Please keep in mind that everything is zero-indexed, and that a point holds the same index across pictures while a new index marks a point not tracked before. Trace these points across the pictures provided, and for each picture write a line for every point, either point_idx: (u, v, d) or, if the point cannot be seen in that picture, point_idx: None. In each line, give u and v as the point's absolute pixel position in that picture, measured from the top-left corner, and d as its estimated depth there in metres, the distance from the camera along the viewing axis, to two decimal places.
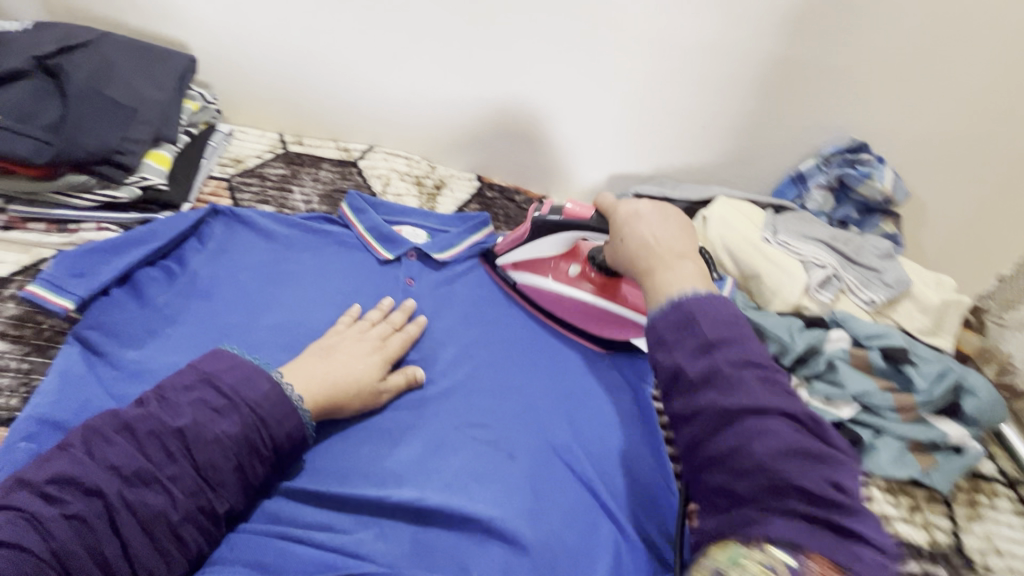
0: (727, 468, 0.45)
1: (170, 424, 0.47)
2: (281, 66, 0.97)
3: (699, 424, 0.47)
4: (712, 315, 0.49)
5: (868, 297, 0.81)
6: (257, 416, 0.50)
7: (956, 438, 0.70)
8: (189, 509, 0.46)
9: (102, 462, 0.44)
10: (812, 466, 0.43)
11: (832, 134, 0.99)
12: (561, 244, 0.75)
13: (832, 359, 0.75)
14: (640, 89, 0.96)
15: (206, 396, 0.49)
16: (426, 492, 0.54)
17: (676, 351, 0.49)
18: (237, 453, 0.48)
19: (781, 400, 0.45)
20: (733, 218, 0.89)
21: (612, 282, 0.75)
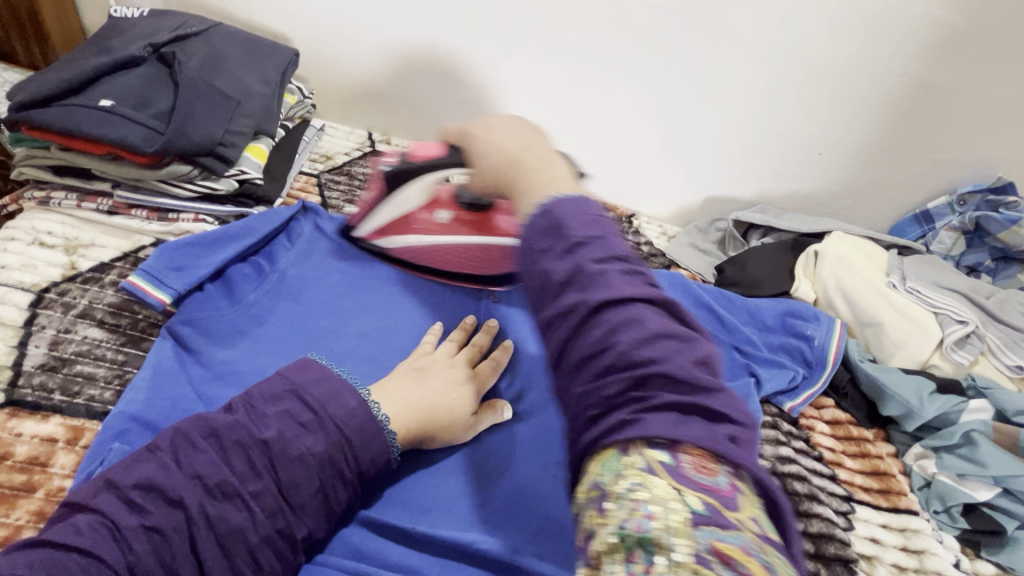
0: (594, 368, 0.35)
1: (257, 434, 0.43)
2: (377, 64, 0.96)
3: (564, 325, 0.36)
4: (575, 213, 0.39)
5: (1015, 363, 0.70)
6: (343, 435, 0.46)
7: None
8: (269, 531, 0.42)
9: (187, 469, 0.41)
10: (673, 348, 0.35)
11: (971, 170, 0.88)
12: (415, 194, 0.61)
13: (970, 433, 0.65)
14: (753, 107, 0.88)
15: (293, 408, 0.46)
16: (516, 541, 0.50)
17: (541, 258, 0.38)
18: (321, 474, 0.44)
19: (638, 285, 0.37)
20: (853, 258, 0.81)
21: (483, 218, 0.61)
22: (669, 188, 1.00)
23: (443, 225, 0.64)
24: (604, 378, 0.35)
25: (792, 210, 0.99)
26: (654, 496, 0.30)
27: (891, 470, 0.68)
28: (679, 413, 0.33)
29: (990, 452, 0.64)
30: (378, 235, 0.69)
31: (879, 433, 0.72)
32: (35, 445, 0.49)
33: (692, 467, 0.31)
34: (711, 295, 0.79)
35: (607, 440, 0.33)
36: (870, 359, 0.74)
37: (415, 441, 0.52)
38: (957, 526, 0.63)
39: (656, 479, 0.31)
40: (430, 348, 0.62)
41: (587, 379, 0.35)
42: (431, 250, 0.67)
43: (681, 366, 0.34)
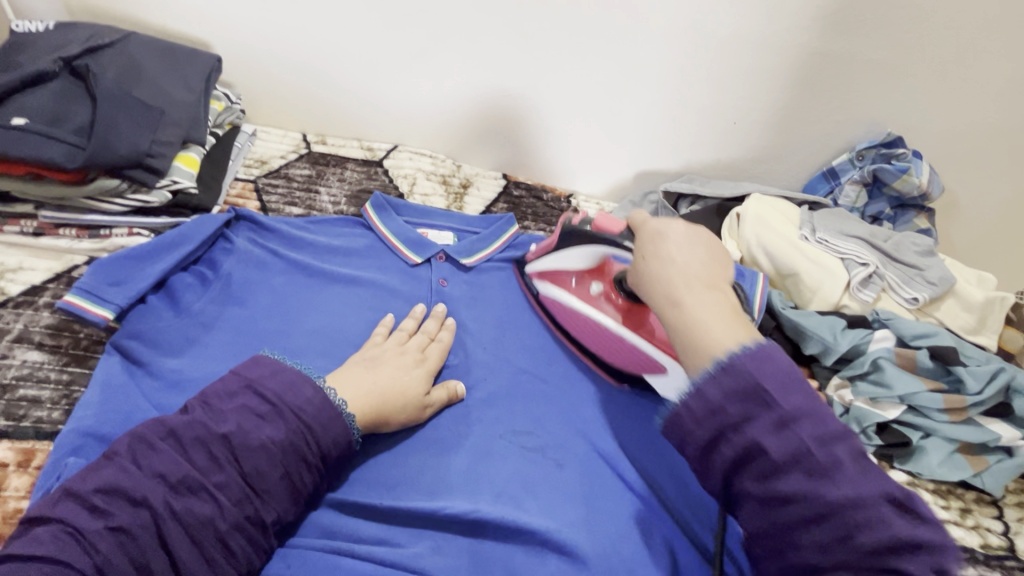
0: (817, 551, 0.40)
1: (217, 430, 0.46)
2: (304, 65, 0.96)
3: (787, 510, 0.41)
4: (774, 374, 0.43)
5: (911, 296, 0.79)
6: (302, 422, 0.48)
7: (1008, 440, 0.68)
8: (238, 518, 0.44)
9: (150, 470, 0.43)
10: (913, 549, 0.38)
11: (866, 128, 0.97)
12: (589, 257, 0.68)
13: (876, 359, 0.73)
14: (670, 83, 0.94)
15: (250, 402, 0.48)
16: (479, 503, 0.53)
17: (747, 425, 0.42)
18: (284, 461, 0.46)
19: (874, 478, 0.41)
20: (770, 216, 0.88)
21: (639, 310, 0.66)
22: (603, 168, 1.06)
23: (591, 293, 0.69)
24: (828, 556, 0.40)
25: (715, 178, 1.06)
26: None
27: None
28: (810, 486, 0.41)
29: (894, 375, 0.72)
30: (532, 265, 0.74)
31: (803, 371, 0.80)
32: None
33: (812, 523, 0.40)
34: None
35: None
36: (790, 306, 0.82)
37: (376, 423, 0.55)
38: (872, 443, 0.71)
39: None
40: (381, 338, 0.64)
41: (811, 552, 0.41)
42: (565, 306, 0.70)
43: (923, 561, 0.38)
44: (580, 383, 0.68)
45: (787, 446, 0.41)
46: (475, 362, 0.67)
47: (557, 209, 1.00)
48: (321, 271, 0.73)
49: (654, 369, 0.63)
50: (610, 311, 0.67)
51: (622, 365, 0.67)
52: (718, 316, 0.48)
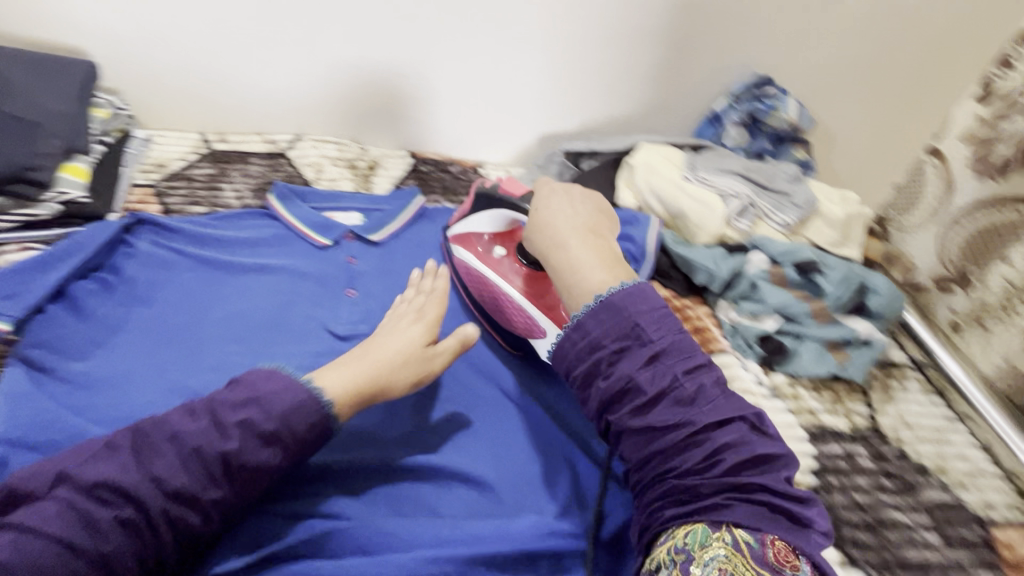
0: (694, 472, 0.48)
1: (236, 419, 0.49)
2: (191, 65, 0.95)
3: (663, 446, 0.49)
4: (647, 313, 0.52)
5: (782, 220, 0.88)
6: (237, 441, 0.48)
7: (865, 333, 0.79)
8: (158, 516, 0.45)
9: (123, 467, 0.46)
10: (764, 469, 0.48)
11: (739, 72, 1.05)
12: (498, 220, 0.73)
13: (754, 280, 0.82)
14: (554, 46, 0.99)
15: (202, 418, 0.49)
16: (392, 451, 0.59)
17: (625, 362, 0.51)
18: (262, 460, 0.49)
19: (731, 406, 0.50)
20: (656, 163, 0.95)
21: (541, 278, 0.70)
22: (507, 136, 1.10)
23: (497, 259, 0.73)
24: (699, 481, 0.48)
25: (612, 133, 1.12)
26: (736, 567, 0.43)
27: (707, 324, 0.82)
28: (769, 510, 0.46)
29: (768, 290, 0.81)
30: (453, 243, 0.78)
31: (698, 300, 0.87)
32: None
33: (776, 557, 0.43)
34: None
35: (698, 517, 0.46)
36: (681, 242, 0.89)
37: (374, 396, 0.57)
38: (757, 354, 0.79)
39: (743, 556, 0.43)
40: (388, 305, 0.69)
41: (690, 480, 0.48)
42: (485, 281, 0.73)
43: (774, 481, 0.47)
44: (486, 337, 0.74)
45: (656, 376, 0.50)
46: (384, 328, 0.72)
47: (464, 180, 1.04)
48: (228, 263, 0.75)
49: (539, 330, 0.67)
50: (524, 284, 0.70)
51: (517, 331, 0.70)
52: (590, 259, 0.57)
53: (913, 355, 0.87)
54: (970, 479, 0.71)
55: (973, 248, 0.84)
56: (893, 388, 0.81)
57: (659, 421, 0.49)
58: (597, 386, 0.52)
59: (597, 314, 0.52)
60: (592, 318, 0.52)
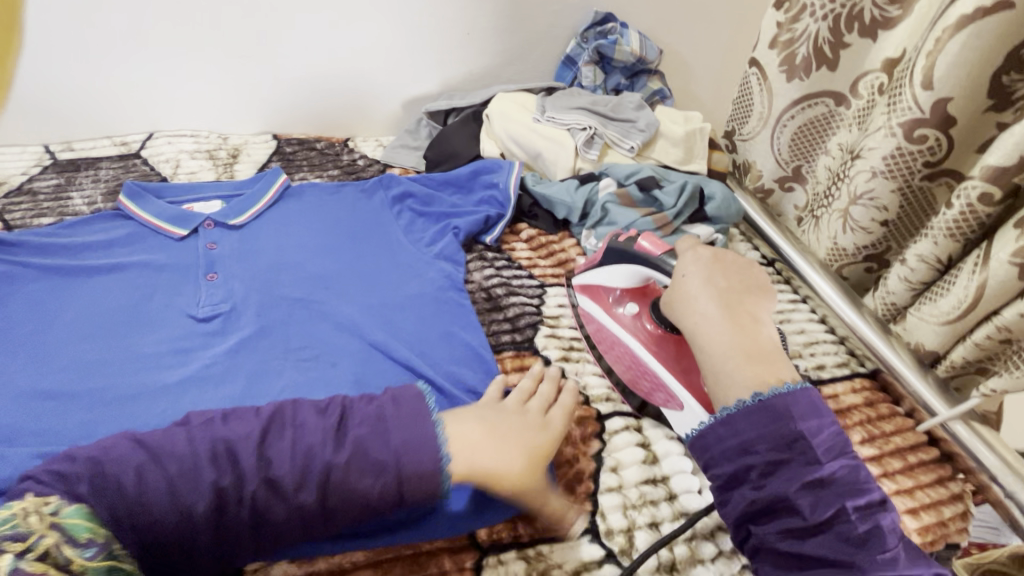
0: (798, 537, 0.44)
1: (355, 435, 0.49)
2: (11, 74, 0.91)
3: (781, 521, 0.44)
4: (797, 405, 0.48)
5: (629, 145, 0.93)
6: (337, 439, 0.49)
7: (708, 236, 0.84)
8: (211, 490, 0.45)
9: (259, 452, 0.47)
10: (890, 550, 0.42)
11: (581, 12, 1.08)
12: (633, 278, 0.71)
13: (605, 204, 0.86)
14: (394, 8, 0.99)
15: (306, 412, 0.51)
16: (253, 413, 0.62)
17: (761, 438, 0.47)
18: (378, 497, 0.48)
19: (858, 480, 0.45)
20: (510, 109, 0.98)
21: (671, 339, 0.67)
22: (372, 106, 1.11)
23: (627, 317, 0.71)
24: (805, 543, 0.43)
25: (475, 89, 1.14)
26: None
27: (572, 255, 0.88)
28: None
29: (617, 211, 0.85)
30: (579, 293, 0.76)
31: (564, 233, 0.92)
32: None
33: None
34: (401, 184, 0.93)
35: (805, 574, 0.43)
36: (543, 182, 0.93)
37: (485, 480, 0.52)
38: None
39: None
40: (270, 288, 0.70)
41: (786, 542, 0.44)
42: (610, 335, 0.71)
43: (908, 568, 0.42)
44: (353, 298, 0.77)
45: (795, 468, 0.45)
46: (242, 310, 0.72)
47: (332, 154, 1.05)
48: (76, 267, 0.74)
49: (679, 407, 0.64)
50: (658, 348, 0.67)
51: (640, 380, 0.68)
52: (735, 340, 0.55)
53: (764, 253, 0.98)
54: (806, 349, 0.81)
55: (797, 145, 0.92)
56: None
57: (823, 555, 0.42)
58: (741, 490, 0.46)
59: (749, 417, 0.48)
60: (744, 419, 0.48)
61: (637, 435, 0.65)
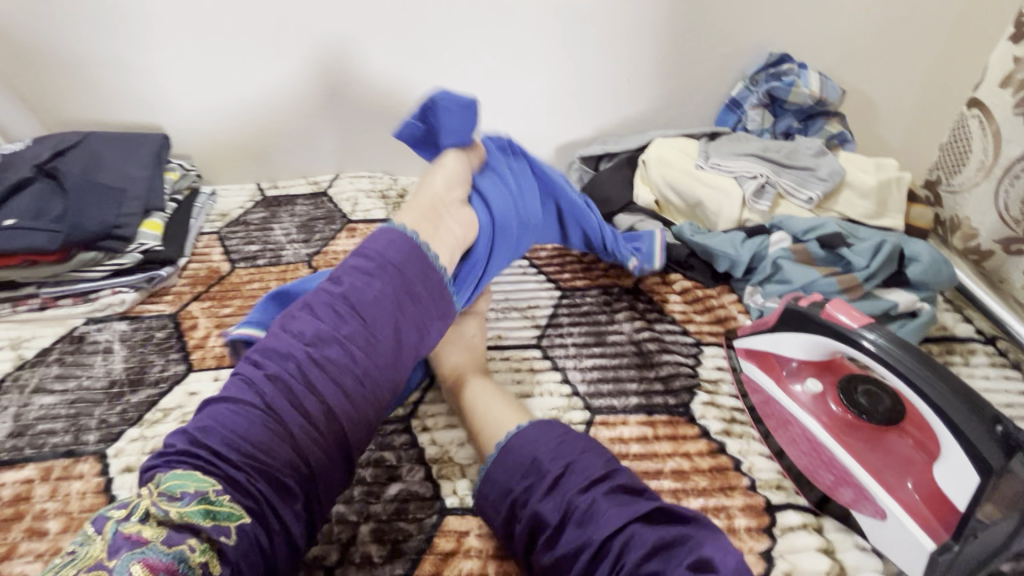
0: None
1: (343, 330, 0.52)
2: (241, 127, 1.09)
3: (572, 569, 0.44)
4: (535, 447, 0.51)
5: (806, 196, 0.84)
6: (308, 371, 0.49)
7: (907, 305, 0.72)
8: (282, 460, 0.47)
9: (270, 369, 0.49)
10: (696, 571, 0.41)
11: (751, 54, 1.02)
12: (812, 350, 0.61)
13: (777, 260, 0.78)
14: (561, 58, 1.01)
15: (274, 355, 0.50)
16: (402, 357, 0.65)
17: (531, 496, 0.49)
18: (389, 358, 0.53)
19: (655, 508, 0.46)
20: (669, 155, 0.95)
21: (868, 426, 0.57)
22: (526, 150, 1.15)
23: (805, 395, 0.62)
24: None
25: (628, 134, 1.13)
26: None
27: (733, 313, 0.80)
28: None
29: (791, 270, 0.77)
30: (744, 358, 0.68)
31: (724, 288, 0.84)
32: (88, 498, 0.60)
33: None
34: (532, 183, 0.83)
35: None
36: (701, 231, 0.88)
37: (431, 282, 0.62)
38: None
39: None
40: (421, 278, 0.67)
41: None
42: (781, 413, 0.62)
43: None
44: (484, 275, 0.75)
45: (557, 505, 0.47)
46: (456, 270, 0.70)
47: None
48: None
49: (877, 510, 0.54)
50: (845, 434, 0.57)
51: (822, 468, 0.58)
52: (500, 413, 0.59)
53: (980, 327, 0.79)
54: None
55: None
56: (954, 363, 0.74)
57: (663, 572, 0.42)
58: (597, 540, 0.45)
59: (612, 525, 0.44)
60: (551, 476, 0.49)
61: (816, 538, 0.57)
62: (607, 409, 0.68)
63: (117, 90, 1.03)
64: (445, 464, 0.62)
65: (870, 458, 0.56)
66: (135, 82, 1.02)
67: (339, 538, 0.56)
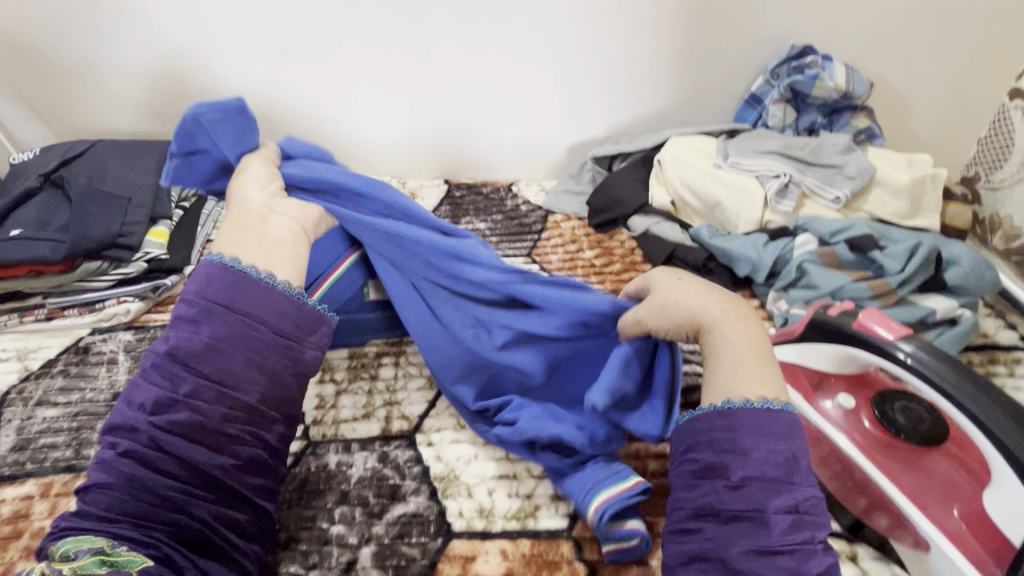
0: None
1: (205, 368, 0.49)
2: None
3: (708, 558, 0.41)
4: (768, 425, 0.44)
5: (833, 195, 0.79)
6: (155, 442, 0.47)
7: (946, 311, 0.67)
8: (166, 496, 0.46)
9: (145, 411, 0.48)
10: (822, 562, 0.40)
11: (772, 46, 0.98)
12: (843, 363, 0.57)
13: (802, 264, 0.73)
14: (572, 56, 0.98)
15: (146, 406, 0.48)
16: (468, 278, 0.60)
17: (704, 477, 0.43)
18: (249, 391, 0.50)
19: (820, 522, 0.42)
20: (685, 154, 0.90)
21: (905, 447, 0.53)
22: (538, 151, 1.12)
23: (835, 411, 0.57)
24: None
25: (643, 132, 1.09)
26: None
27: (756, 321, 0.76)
28: None
29: (819, 274, 0.72)
30: None
31: (745, 293, 0.80)
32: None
33: None
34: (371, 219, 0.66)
35: None
36: (720, 234, 0.84)
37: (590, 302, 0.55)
38: None
39: None
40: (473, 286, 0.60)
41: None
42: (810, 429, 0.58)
43: None
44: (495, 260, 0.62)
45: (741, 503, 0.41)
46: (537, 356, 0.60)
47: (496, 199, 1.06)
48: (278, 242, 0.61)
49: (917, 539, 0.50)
50: (880, 455, 0.53)
51: (856, 490, 0.54)
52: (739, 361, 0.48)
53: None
54: None
55: None
56: (998, 375, 0.69)
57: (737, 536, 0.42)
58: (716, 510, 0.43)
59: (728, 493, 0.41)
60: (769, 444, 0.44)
61: (849, 567, 0.52)
62: None
63: (126, 98, 1.02)
64: (451, 483, 0.59)
65: (904, 480, 0.52)
66: (142, 90, 1.01)
67: (339, 562, 0.53)
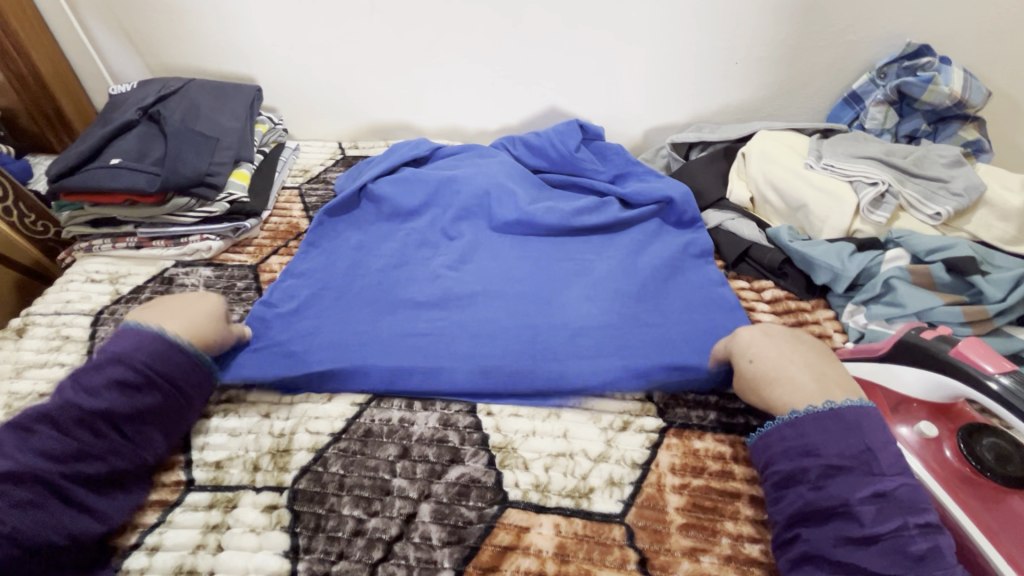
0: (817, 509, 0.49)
1: (102, 381, 0.56)
2: (330, 86, 1.09)
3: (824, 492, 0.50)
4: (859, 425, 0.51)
5: (934, 211, 0.75)
6: (110, 421, 0.54)
7: None
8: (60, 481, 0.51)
9: (42, 442, 0.52)
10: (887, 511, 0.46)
11: (886, 42, 0.91)
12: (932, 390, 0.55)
13: (889, 280, 0.70)
14: (667, 37, 0.94)
15: (56, 442, 0.52)
16: (536, 284, 0.81)
17: (84, 398, 0.54)
18: (186, 373, 0.60)
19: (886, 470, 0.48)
20: (775, 150, 0.86)
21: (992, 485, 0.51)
22: (615, 132, 1.09)
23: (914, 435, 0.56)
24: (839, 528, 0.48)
25: (725, 122, 1.05)
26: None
27: (828, 331, 0.73)
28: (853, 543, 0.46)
29: (907, 292, 0.68)
30: None
31: (820, 302, 0.77)
32: None
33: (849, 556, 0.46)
34: (490, 149, 1.00)
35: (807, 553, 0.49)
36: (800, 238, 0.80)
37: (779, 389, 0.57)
38: None
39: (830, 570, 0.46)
40: (587, 286, 0.80)
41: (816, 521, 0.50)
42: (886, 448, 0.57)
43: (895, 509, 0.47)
44: (560, 277, 0.82)
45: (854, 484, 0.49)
46: (605, 264, 0.83)
47: None
48: (410, 263, 0.83)
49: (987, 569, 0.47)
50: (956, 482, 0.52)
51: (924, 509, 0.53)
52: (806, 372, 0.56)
53: None
54: None
55: None
56: None
57: (861, 558, 0.45)
58: (797, 491, 0.50)
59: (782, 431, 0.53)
60: (792, 426, 0.53)
61: None
62: (683, 419, 0.65)
63: (216, 39, 1.04)
64: (508, 454, 0.61)
65: (1013, 547, 0.47)
66: (231, 32, 1.03)
67: (400, 513, 0.56)
